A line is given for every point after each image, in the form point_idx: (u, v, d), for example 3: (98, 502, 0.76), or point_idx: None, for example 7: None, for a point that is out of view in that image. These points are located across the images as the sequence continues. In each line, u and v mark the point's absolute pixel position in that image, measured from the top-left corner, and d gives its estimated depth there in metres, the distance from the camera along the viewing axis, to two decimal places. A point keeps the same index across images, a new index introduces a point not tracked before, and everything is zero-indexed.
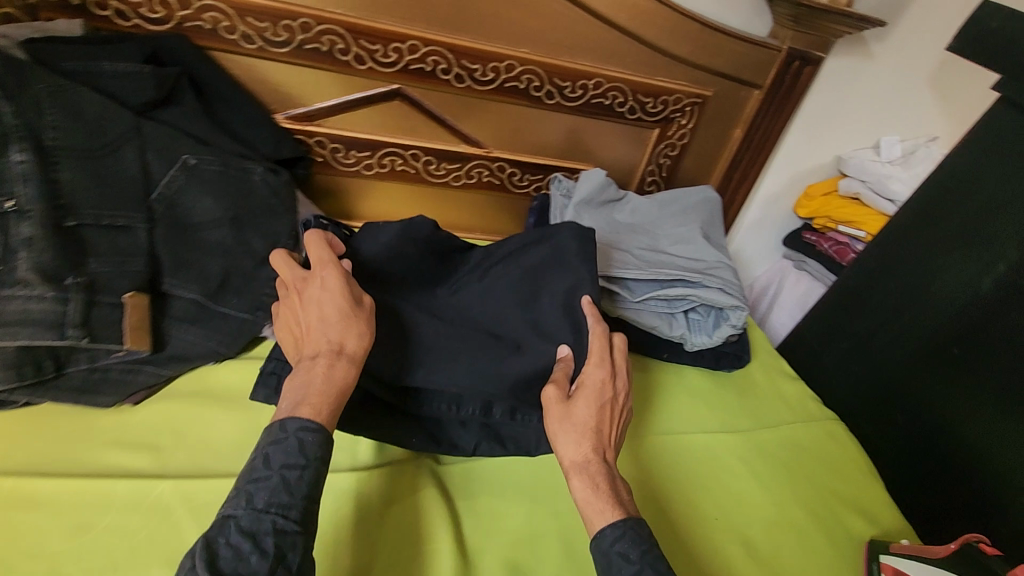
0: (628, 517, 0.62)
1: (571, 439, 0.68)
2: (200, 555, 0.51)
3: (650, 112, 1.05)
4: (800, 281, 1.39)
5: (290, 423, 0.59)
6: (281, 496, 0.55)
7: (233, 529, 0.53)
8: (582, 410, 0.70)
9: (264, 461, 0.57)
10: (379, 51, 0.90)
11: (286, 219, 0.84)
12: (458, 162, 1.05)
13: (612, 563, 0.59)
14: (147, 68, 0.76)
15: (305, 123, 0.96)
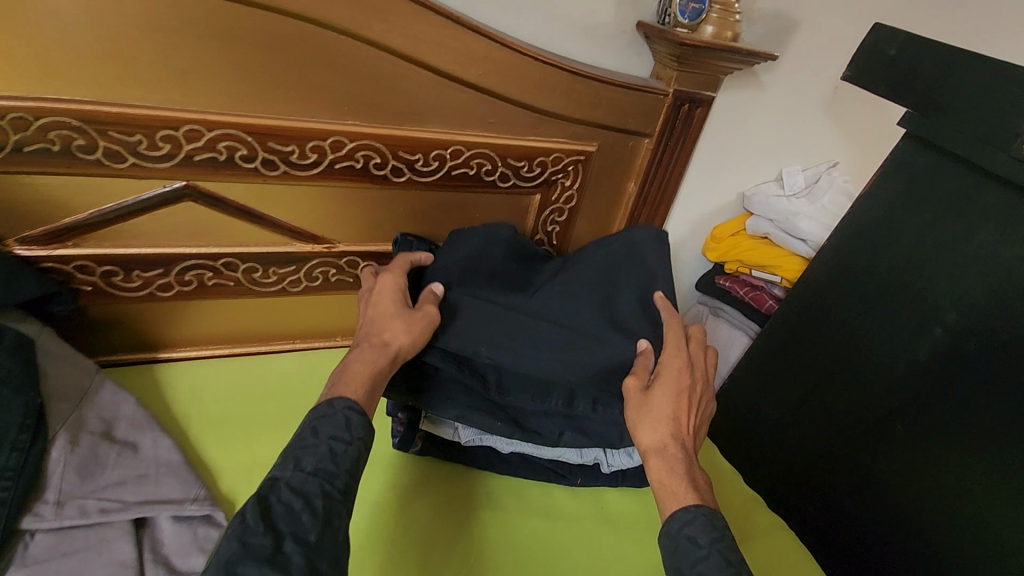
0: (701, 505, 0.59)
1: (653, 419, 0.66)
2: (252, 510, 0.49)
3: (526, 177, 0.87)
4: (717, 328, 1.24)
5: (336, 402, 0.59)
6: (327, 464, 0.54)
7: (284, 488, 0.52)
8: (662, 399, 0.67)
9: (311, 433, 0.56)
10: (142, 143, 0.65)
11: (13, 404, 0.58)
12: (293, 263, 0.82)
13: (680, 548, 0.56)
14: None
15: (56, 245, 0.70)
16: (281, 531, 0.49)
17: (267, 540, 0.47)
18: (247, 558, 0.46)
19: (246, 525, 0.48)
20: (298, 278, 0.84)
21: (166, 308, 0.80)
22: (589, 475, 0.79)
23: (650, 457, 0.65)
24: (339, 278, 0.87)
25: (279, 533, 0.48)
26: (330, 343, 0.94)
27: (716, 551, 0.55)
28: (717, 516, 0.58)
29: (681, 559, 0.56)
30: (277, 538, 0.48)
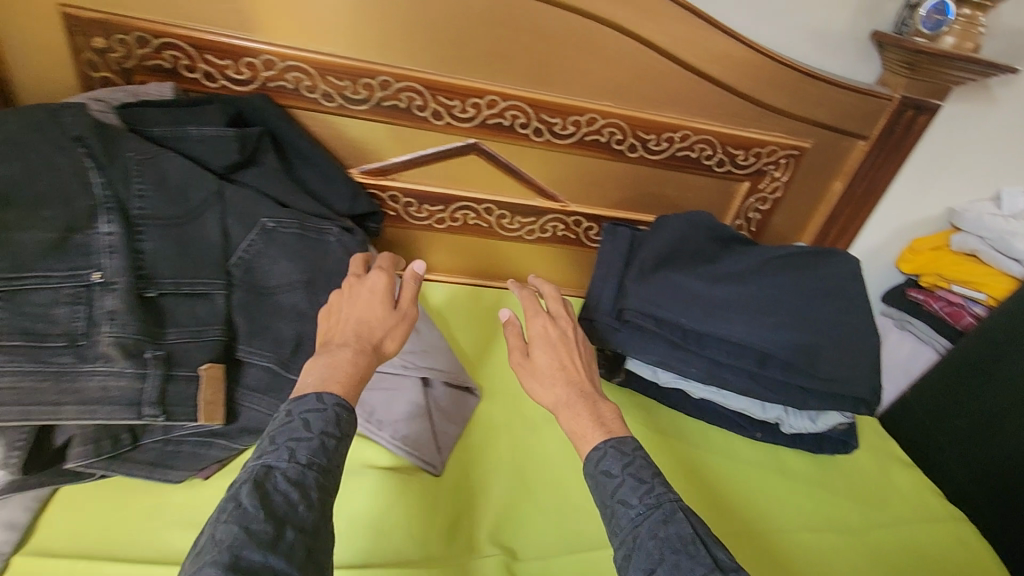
0: (609, 438, 0.61)
1: (541, 383, 0.69)
2: (248, 496, 0.46)
3: (740, 165, 0.97)
4: (903, 342, 1.24)
5: (327, 396, 0.55)
6: (320, 458, 0.51)
7: (279, 478, 0.48)
8: (542, 358, 0.71)
9: (303, 425, 0.52)
10: (457, 107, 0.87)
11: None
12: (532, 216, 1.00)
13: (598, 483, 0.58)
14: (231, 130, 0.76)
15: (379, 177, 0.94)
16: (280, 518, 0.46)
17: (269, 526, 0.45)
18: (249, 546, 0.43)
19: (246, 510, 0.45)
20: (534, 229, 1.02)
21: (435, 239, 1.03)
22: (770, 432, 0.87)
23: (562, 415, 0.67)
24: (563, 234, 1.04)
25: (279, 521, 0.45)
26: (541, 289, 1.11)
27: (629, 475, 0.57)
28: (624, 444, 0.61)
29: (603, 494, 0.57)
30: (278, 527, 0.45)
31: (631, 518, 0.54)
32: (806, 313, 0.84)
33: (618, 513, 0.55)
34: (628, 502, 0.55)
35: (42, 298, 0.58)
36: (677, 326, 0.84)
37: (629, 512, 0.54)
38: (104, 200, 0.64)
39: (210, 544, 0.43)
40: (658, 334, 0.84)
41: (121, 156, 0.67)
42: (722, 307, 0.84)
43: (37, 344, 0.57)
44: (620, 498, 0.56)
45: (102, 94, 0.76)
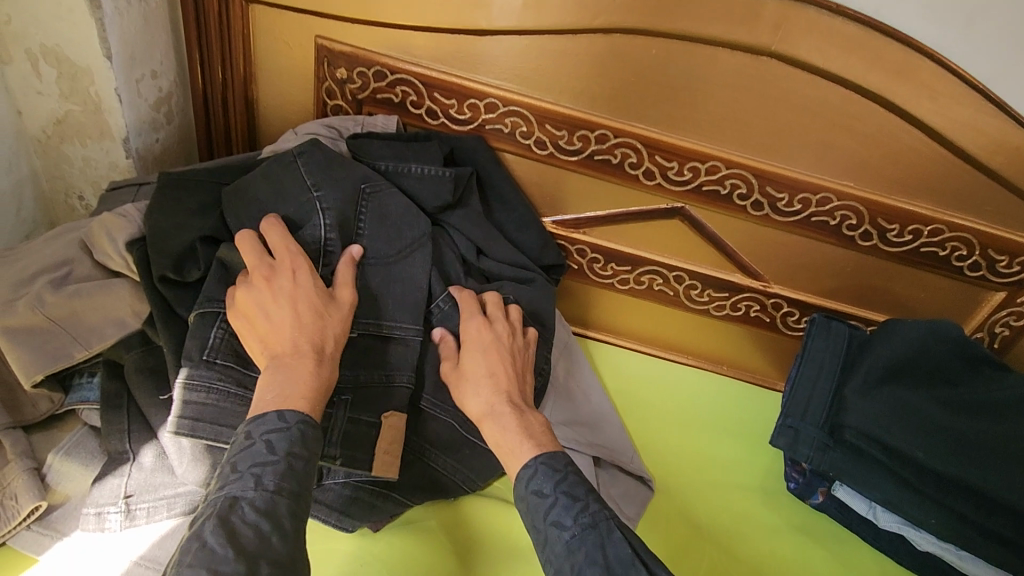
0: (540, 454, 0.56)
1: (472, 392, 0.62)
2: (214, 533, 0.41)
3: (1000, 272, 0.81)
4: None
5: (288, 414, 0.49)
6: (291, 481, 0.47)
7: (247, 510, 0.44)
8: (472, 364, 0.64)
9: (267, 448, 0.47)
10: (673, 169, 0.80)
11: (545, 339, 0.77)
12: (727, 291, 0.90)
13: (529, 506, 0.53)
14: (448, 170, 0.75)
15: (570, 230, 0.89)
16: (251, 555, 0.42)
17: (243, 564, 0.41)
18: None
19: (210, 551, 0.41)
20: (724, 305, 0.92)
21: (611, 299, 0.96)
22: None
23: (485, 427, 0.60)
24: (757, 315, 0.92)
25: (248, 556, 0.41)
26: (717, 369, 0.98)
27: (562, 494, 0.53)
28: (557, 459, 0.56)
29: (534, 517, 0.53)
30: (250, 562, 0.41)
31: (565, 542, 0.50)
32: None
33: (552, 538, 0.51)
34: (563, 523, 0.52)
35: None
36: (909, 461, 0.70)
37: (562, 535, 0.51)
38: (328, 242, 0.63)
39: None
40: (882, 465, 0.71)
41: (355, 185, 0.67)
42: (971, 448, 0.69)
43: (241, 365, 0.57)
44: (554, 521, 0.52)
45: (335, 122, 0.79)
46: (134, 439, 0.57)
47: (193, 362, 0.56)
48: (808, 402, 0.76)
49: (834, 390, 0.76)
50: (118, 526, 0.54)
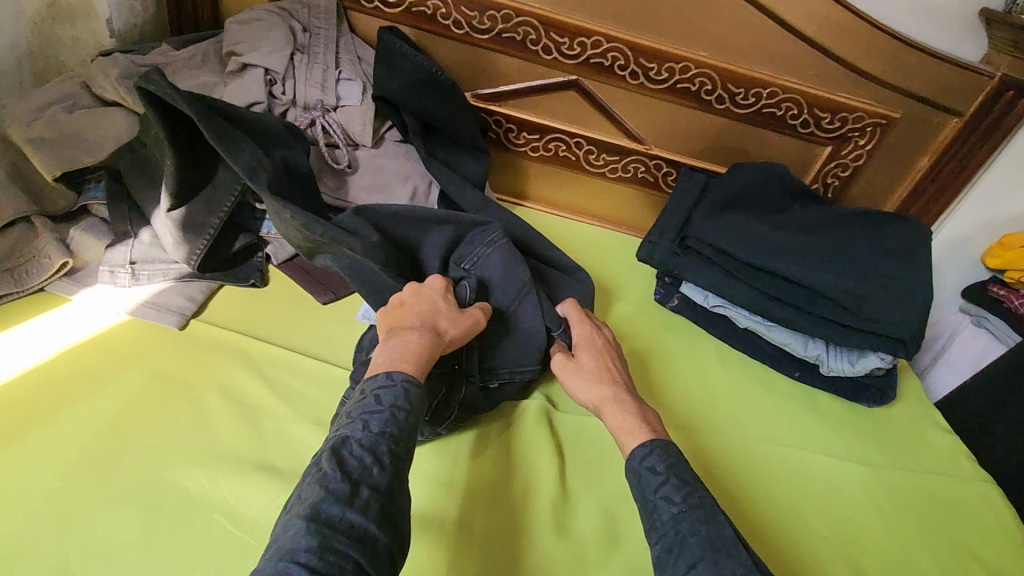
0: (657, 438, 0.63)
1: (589, 383, 0.71)
2: (328, 461, 0.51)
3: (825, 128, 1.02)
4: (975, 339, 1.21)
5: (396, 373, 0.59)
6: (392, 427, 0.55)
7: (356, 445, 0.53)
8: (587, 358, 0.74)
9: (375, 399, 0.57)
10: (565, 44, 0.99)
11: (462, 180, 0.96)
12: (618, 155, 1.10)
13: (640, 478, 0.60)
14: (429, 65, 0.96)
15: (488, 102, 1.08)
16: (356, 479, 0.51)
17: (347, 485, 0.50)
18: (327, 502, 0.49)
19: (325, 473, 0.51)
20: (617, 167, 1.12)
21: (528, 166, 1.16)
22: (808, 372, 0.92)
23: (606, 413, 0.68)
24: (644, 176, 1.13)
25: (353, 481, 0.51)
26: (616, 229, 1.19)
27: (673, 475, 0.59)
28: (672, 447, 0.62)
29: (642, 489, 0.60)
30: (353, 485, 0.51)
31: (672, 514, 0.57)
32: (864, 264, 0.88)
33: (659, 508, 0.58)
34: (670, 499, 0.58)
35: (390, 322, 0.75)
36: (734, 259, 0.92)
37: (670, 509, 0.57)
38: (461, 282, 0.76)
39: (299, 497, 0.50)
40: (716, 264, 0.93)
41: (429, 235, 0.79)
42: (782, 249, 0.90)
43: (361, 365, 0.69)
44: (662, 495, 0.58)
45: (287, 4, 0.97)
46: (134, 222, 0.77)
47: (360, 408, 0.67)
48: (666, 226, 0.97)
49: (687, 214, 0.97)
50: (127, 282, 0.74)
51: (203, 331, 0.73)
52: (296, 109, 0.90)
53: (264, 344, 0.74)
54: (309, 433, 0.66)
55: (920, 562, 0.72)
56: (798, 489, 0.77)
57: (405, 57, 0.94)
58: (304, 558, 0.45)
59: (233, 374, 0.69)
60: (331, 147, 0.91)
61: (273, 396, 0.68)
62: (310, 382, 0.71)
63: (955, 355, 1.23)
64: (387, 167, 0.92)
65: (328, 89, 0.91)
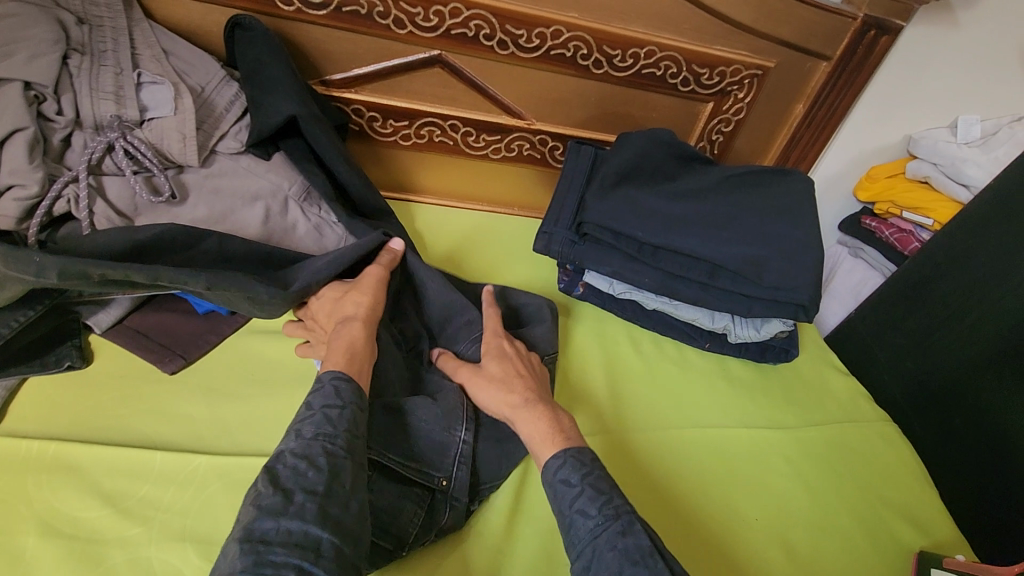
0: (569, 447, 0.58)
1: (500, 390, 0.65)
2: (260, 478, 0.48)
3: (705, 84, 0.98)
4: (855, 269, 1.28)
5: (324, 373, 0.57)
6: (326, 427, 0.52)
7: (290, 453, 0.50)
8: (493, 363, 0.67)
9: (307, 406, 0.54)
10: (419, 15, 0.85)
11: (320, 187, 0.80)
12: (499, 133, 1.01)
13: (555, 493, 0.56)
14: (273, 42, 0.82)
15: (342, 89, 0.93)
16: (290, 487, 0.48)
17: (282, 493, 0.47)
18: (261, 518, 0.45)
19: (259, 492, 0.47)
20: (500, 147, 1.03)
21: (402, 157, 1.03)
22: (717, 341, 0.91)
23: (517, 423, 0.62)
24: (529, 153, 1.04)
25: (289, 488, 0.47)
26: (510, 212, 1.11)
27: (589, 486, 0.55)
28: (587, 454, 0.58)
29: (561, 503, 0.55)
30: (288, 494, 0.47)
31: (589, 529, 0.53)
32: (758, 228, 0.86)
33: (578, 524, 0.54)
34: (587, 512, 0.54)
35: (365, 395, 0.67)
36: (634, 241, 0.87)
37: (587, 523, 0.53)
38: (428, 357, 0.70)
39: (236, 520, 0.47)
40: (616, 248, 0.87)
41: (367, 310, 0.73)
42: (679, 221, 0.87)
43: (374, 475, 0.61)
44: (578, 509, 0.54)
45: None
46: None
47: None
48: (560, 212, 0.89)
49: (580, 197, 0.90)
50: None
51: (6, 446, 0.57)
52: (86, 131, 0.71)
53: (93, 447, 0.59)
54: (172, 552, 0.53)
55: (841, 518, 0.75)
56: (723, 472, 0.76)
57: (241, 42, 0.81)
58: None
59: (56, 499, 0.55)
60: (145, 174, 0.73)
61: (115, 517, 0.55)
62: (164, 483, 0.58)
63: (840, 285, 1.29)
64: (227, 189, 0.76)
65: (125, 100, 0.71)
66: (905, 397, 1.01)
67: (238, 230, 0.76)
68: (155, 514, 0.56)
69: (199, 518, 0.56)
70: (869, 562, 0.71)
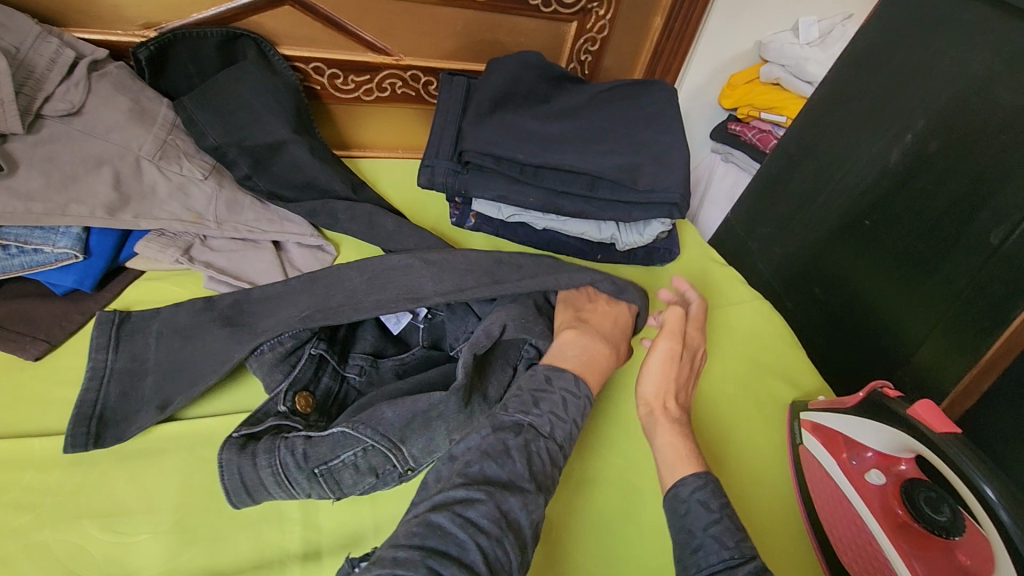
0: (709, 471, 0.60)
1: (660, 380, 0.68)
2: (521, 456, 0.52)
3: (566, 4, 0.99)
4: (728, 172, 1.39)
5: (583, 384, 0.60)
6: (566, 440, 0.57)
7: (542, 448, 0.54)
8: (663, 363, 0.70)
9: (562, 404, 0.58)
10: None
11: (236, 163, 0.83)
12: (368, 73, 0.97)
13: (689, 511, 0.57)
14: (213, 44, 0.86)
15: None
16: (539, 483, 0.52)
17: (534, 487, 0.51)
18: (514, 505, 0.49)
19: (518, 471, 0.51)
20: (371, 87, 1.00)
21: None
22: (607, 251, 0.96)
23: (658, 430, 0.66)
24: (403, 91, 1.02)
25: (538, 484, 0.52)
26: (394, 156, 1.09)
27: (727, 514, 0.56)
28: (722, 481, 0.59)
29: (693, 524, 0.56)
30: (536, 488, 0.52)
31: (721, 558, 0.52)
32: (629, 140, 0.91)
33: (709, 547, 0.53)
34: (722, 542, 0.53)
35: (344, 339, 0.67)
36: (515, 163, 0.88)
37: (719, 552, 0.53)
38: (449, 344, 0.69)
39: (481, 479, 0.50)
40: (498, 173, 0.88)
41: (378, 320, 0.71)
42: (556, 141, 0.90)
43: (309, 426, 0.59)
44: (712, 533, 0.54)
45: None
46: None
47: (240, 448, 0.55)
48: (440, 145, 0.89)
49: (457, 128, 0.90)
50: None
51: None
52: None
53: None
54: (71, 532, 0.51)
55: (728, 387, 0.83)
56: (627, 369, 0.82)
57: (186, 42, 0.84)
58: (483, 544, 0.45)
59: None
60: None
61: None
62: (49, 467, 0.55)
63: (717, 190, 1.40)
64: (66, 156, 0.70)
65: None
66: (777, 278, 1.13)
67: (86, 198, 0.69)
68: (44, 499, 0.53)
69: (96, 495, 0.54)
70: (754, 420, 0.80)
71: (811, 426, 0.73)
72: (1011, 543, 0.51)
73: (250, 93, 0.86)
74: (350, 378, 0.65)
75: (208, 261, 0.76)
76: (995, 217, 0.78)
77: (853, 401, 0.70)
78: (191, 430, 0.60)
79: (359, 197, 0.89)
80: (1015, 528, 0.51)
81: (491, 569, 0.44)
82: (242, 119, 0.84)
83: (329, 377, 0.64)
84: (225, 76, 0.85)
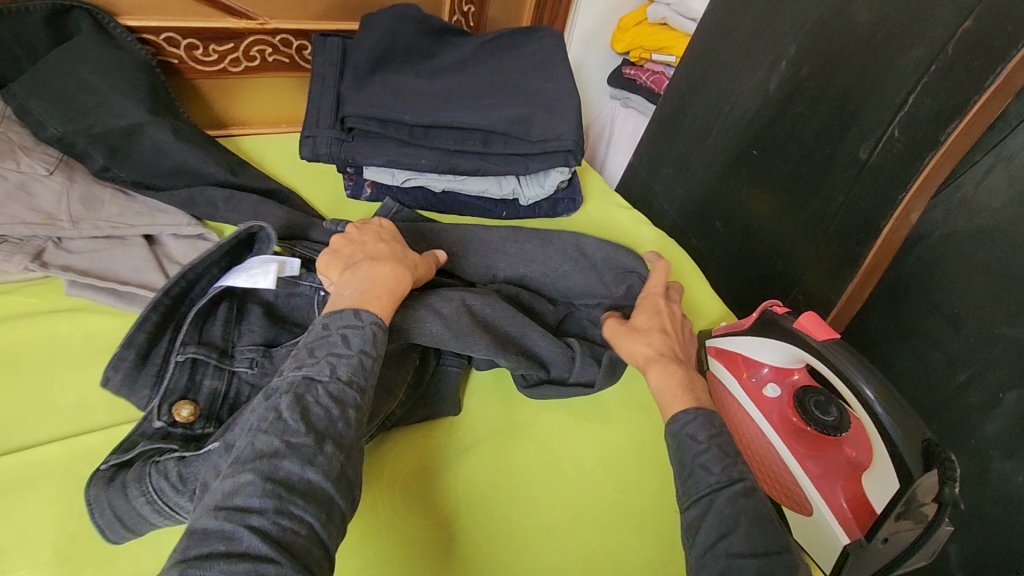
0: (700, 406, 0.60)
1: (641, 338, 0.69)
2: (290, 409, 0.46)
3: None
4: (628, 117, 1.40)
5: (364, 313, 0.55)
6: (360, 375, 0.52)
7: (322, 391, 0.49)
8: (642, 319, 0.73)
9: (342, 339, 0.53)
10: None
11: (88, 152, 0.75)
12: (230, 41, 0.89)
13: (681, 444, 0.58)
14: (39, 18, 0.76)
15: None
16: (320, 433, 0.47)
17: (315, 437, 0.46)
18: (288, 458, 0.44)
19: (286, 424, 0.46)
20: (238, 57, 0.91)
21: None
22: (512, 207, 0.95)
23: (651, 371, 0.66)
24: (276, 58, 0.94)
25: (318, 434, 0.47)
26: (278, 130, 1.02)
27: (715, 444, 0.56)
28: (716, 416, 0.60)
29: (685, 456, 0.57)
30: (318, 439, 0.46)
31: (709, 483, 0.54)
32: (519, 91, 0.89)
33: (698, 475, 0.55)
34: (709, 468, 0.55)
35: (225, 334, 0.62)
36: (403, 125, 0.84)
37: (708, 478, 0.54)
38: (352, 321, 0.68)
39: (247, 451, 0.44)
40: (386, 137, 0.84)
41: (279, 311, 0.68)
42: (444, 98, 0.87)
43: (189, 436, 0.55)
44: (701, 463, 0.55)
45: None
46: None
47: (104, 484, 0.50)
48: (320, 112, 0.83)
49: (337, 92, 0.85)
50: None
51: None
52: None
53: None
54: None
55: None
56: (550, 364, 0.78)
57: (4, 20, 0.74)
58: (258, 524, 0.40)
59: None
60: None
61: None
62: None
63: (620, 137, 1.42)
64: None
65: None
66: (681, 217, 1.16)
67: None
68: None
69: None
70: None
71: (714, 350, 0.76)
72: (884, 431, 0.56)
73: (91, 72, 0.76)
74: (240, 373, 0.60)
75: (67, 264, 0.68)
76: (861, 134, 0.83)
77: (748, 323, 0.73)
78: (64, 454, 0.55)
79: (239, 177, 0.82)
80: (887, 416, 0.56)
81: (274, 545, 0.40)
82: (86, 102, 0.75)
83: (213, 378, 0.59)
84: (60, 55, 0.76)
